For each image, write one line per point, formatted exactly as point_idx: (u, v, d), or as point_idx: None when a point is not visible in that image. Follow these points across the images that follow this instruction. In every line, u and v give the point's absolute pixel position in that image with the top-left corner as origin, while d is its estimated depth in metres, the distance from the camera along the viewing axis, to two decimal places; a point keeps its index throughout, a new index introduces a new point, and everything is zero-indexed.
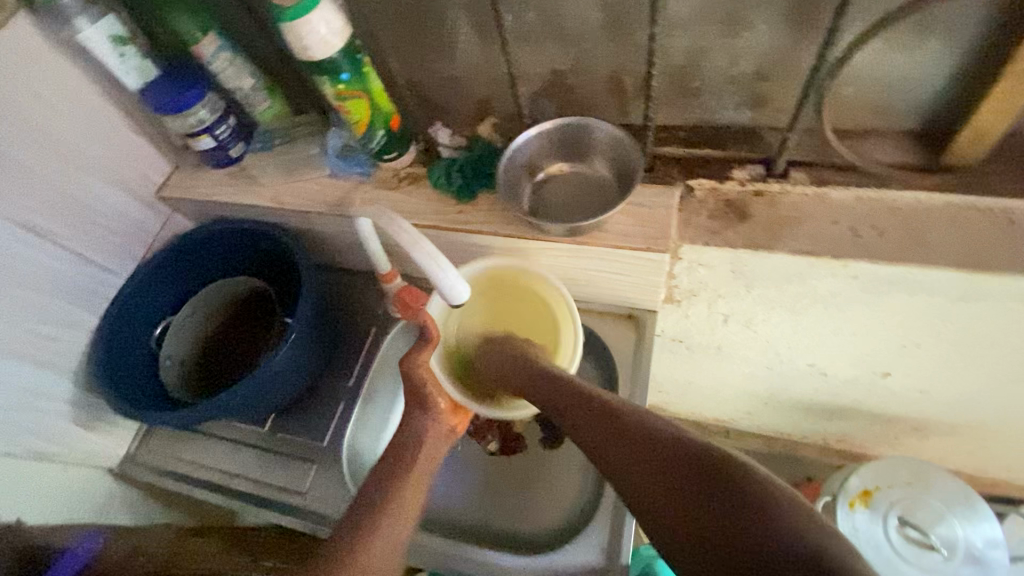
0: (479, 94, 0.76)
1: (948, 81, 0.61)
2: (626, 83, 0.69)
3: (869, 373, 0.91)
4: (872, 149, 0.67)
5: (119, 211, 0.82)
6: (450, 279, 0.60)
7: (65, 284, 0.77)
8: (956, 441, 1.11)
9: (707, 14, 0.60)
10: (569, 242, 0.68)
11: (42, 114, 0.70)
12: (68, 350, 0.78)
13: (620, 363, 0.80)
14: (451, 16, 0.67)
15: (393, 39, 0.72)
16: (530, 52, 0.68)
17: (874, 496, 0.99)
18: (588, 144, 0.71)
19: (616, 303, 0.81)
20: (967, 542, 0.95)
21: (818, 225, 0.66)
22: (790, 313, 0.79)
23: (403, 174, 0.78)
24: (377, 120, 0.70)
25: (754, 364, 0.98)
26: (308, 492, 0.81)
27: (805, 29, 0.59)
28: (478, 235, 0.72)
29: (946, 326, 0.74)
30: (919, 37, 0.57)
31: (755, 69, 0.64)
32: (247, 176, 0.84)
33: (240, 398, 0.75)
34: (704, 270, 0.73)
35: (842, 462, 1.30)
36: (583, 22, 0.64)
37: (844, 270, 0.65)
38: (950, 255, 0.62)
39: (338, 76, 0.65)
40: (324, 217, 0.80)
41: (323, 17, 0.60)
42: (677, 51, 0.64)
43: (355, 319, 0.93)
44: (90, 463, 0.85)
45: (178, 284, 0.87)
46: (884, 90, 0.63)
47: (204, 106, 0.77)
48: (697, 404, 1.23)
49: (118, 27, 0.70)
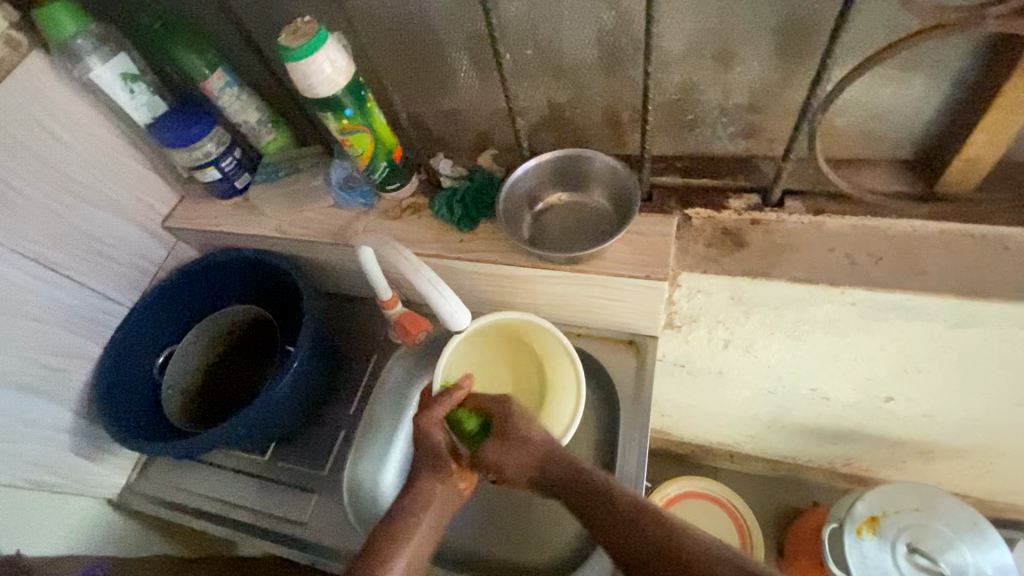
0: (479, 127, 0.78)
1: (936, 112, 0.62)
2: (622, 115, 0.71)
3: (871, 397, 0.91)
4: (865, 177, 0.68)
5: (124, 242, 0.83)
6: (452, 305, 0.64)
7: (70, 315, 0.78)
8: (963, 465, 1.09)
9: (699, 50, 0.62)
10: (568, 270, 0.69)
11: (51, 148, 0.72)
12: (68, 380, 0.79)
13: (621, 389, 0.80)
14: (450, 52, 0.69)
15: (395, 75, 0.74)
16: (528, 86, 0.70)
17: (881, 522, 0.98)
18: (586, 174, 0.73)
19: (615, 329, 0.81)
20: (976, 569, 0.93)
21: (815, 253, 0.66)
22: (790, 339, 0.79)
23: (405, 205, 0.79)
24: (380, 153, 0.72)
25: (757, 389, 0.98)
26: (308, 522, 0.80)
27: (793, 63, 0.61)
28: (478, 263, 0.73)
29: (944, 351, 0.74)
30: (907, 70, 0.59)
31: (747, 102, 0.66)
32: (251, 207, 0.86)
33: (242, 427, 0.75)
34: (703, 296, 0.73)
35: (849, 485, 1.29)
36: (580, 58, 0.65)
37: (842, 297, 0.66)
38: (947, 282, 0.63)
39: (342, 112, 0.66)
40: (326, 247, 0.81)
41: (328, 56, 0.62)
42: (671, 86, 0.66)
43: (357, 345, 0.93)
44: (90, 493, 0.85)
45: (180, 312, 0.88)
46: (874, 121, 0.64)
47: (210, 140, 0.79)
48: (701, 429, 1.23)
49: (129, 64, 0.73)
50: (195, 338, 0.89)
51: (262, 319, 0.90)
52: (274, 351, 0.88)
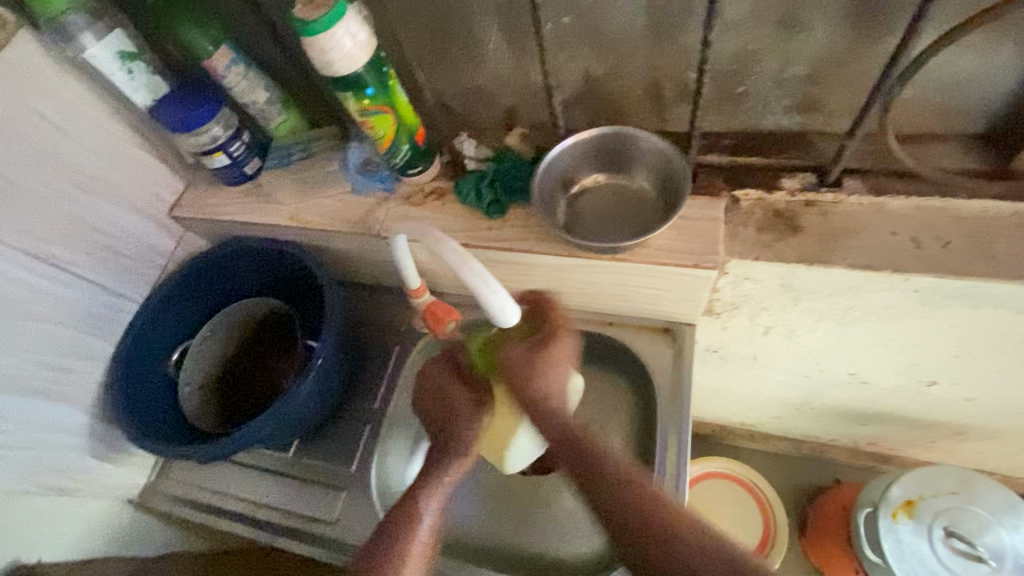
0: (507, 104, 0.72)
1: (1020, 82, 0.56)
2: (666, 89, 0.65)
3: (915, 381, 0.88)
4: (931, 154, 0.63)
5: (131, 233, 0.78)
6: (500, 301, 0.59)
7: (79, 314, 0.74)
8: (998, 445, 1.07)
9: (762, 15, 0.56)
10: (610, 259, 0.64)
11: (48, 134, 0.67)
12: (81, 382, 0.75)
13: (659, 379, 0.77)
14: (480, 23, 0.63)
15: (417, 48, 0.68)
16: (564, 57, 0.64)
17: (918, 506, 0.96)
18: (628, 155, 0.67)
19: (653, 316, 0.77)
20: (1015, 553, 0.92)
21: (877, 238, 0.61)
22: (837, 326, 0.75)
23: (429, 190, 0.74)
24: (402, 134, 0.66)
25: (791, 373, 0.94)
26: (337, 521, 0.77)
27: (866, 26, 0.55)
28: (512, 252, 0.68)
29: (1003, 337, 0.70)
30: (994, 35, 0.53)
31: (807, 72, 0.60)
32: (263, 193, 0.80)
33: (268, 426, 0.72)
34: (750, 283, 0.69)
35: (874, 463, 1.28)
36: (625, 27, 0.59)
37: (904, 284, 0.61)
38: (1021, 268, 0.58)
39: (363, 91, 0.60)
40: (345, 236, 0.76)
41: (348, 29, 0.56)
42: (725, 56, 0.60)
43: (379, 336, 0.89)
44: (110, 494, 0.83)
45: (193, 306, 0.84)
46: (948, 92, 0.59)
47: (217, 123, 0.73)
48: (726, 410, 1.20)
49: (126, 42, 0.67)
50: (209, 332, 0.84)
51: (279, 311, 0.86)
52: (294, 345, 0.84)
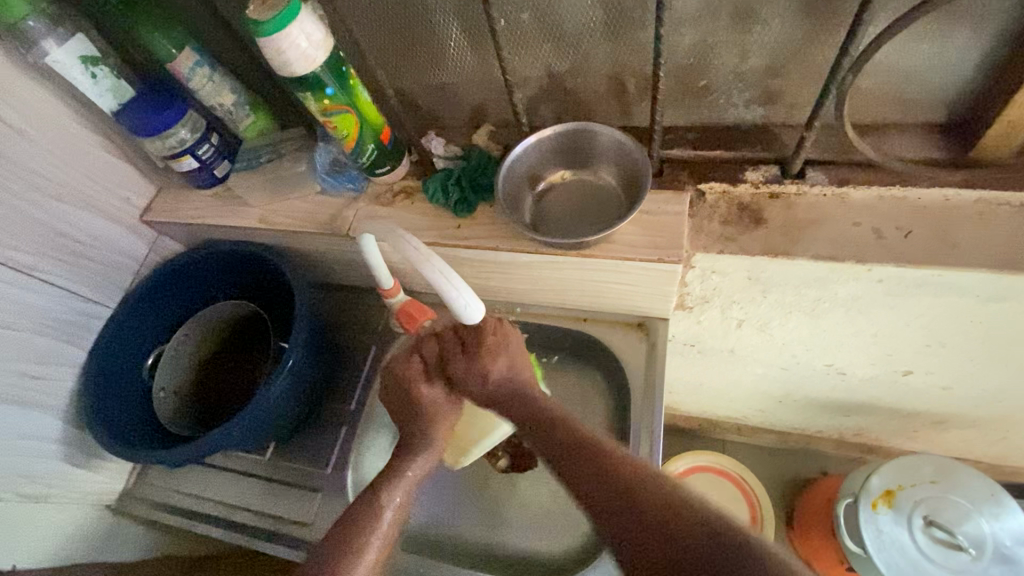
0: (472, 101, 0.72)
1: (975, 70, 0.57)
2: (629, 84, 0.65)
3: (890, 372, 0.88)
4: (892, 144, 0.63)
5: (103, 239, 0.78)
6: (466, 298, 0.59)
7: (51, 321, 0.73)
8: (978, 433, 1.07)
9: (717, 7, 0.56)
10: (576, 255, 0.64)
11: (12, 141, 0.66)
12: (54, 389, 0.75)
13: (632, 375, 0.77)
14: (439, 21, 0.63)
15: (379, 47, 0.68)
16: (525, 54, 0.64)
17: (897, 496, 0.96)
18: (591, 150, 0.67)
19: (625, 312, 0.77)
20: (994, 540, 0.92)
21: (840, 229, 0.62)
22: (808, 318, 0.76)
23: (397, 189, 0.74)
24: (365, 135, 0.66)
25: (769, 365, 0.95)
26: (313, 523, 0.77)
27: (820, 17, 0.55)
28: (478, 249, 0.68)
29: (971, 325, 0.71)
30: (946, 23, 0.53)
31: (766, 65, 0.60)
32: (234, 196, 0.80)
33: (241, 427, 0.71)
34: (717, 277, 0.69)
35: (859, 454, 1.28)
36: (582, 22, 0.59)
37: (867, 274, 0.61)
38: (980, 257, 0.58)
39: (323, 91, 0.60)
40: (315, 237, 0.76)
41: (303, 29, 0.56)
42: (683, 50, 0.60)
43: (355, 336, 0.89)
44: (87, 500, 0.82)
45: (168, 310, 0.84)
46: (905, 82, 0.59)
47: (183, 126, 0.73)
48: (709, 404, 1.20)
49: (88, 46, 0.66)
50: (184, 337, 0.85)
51: (252, 314, 0.86)
52: (269, 347, 0.84)
